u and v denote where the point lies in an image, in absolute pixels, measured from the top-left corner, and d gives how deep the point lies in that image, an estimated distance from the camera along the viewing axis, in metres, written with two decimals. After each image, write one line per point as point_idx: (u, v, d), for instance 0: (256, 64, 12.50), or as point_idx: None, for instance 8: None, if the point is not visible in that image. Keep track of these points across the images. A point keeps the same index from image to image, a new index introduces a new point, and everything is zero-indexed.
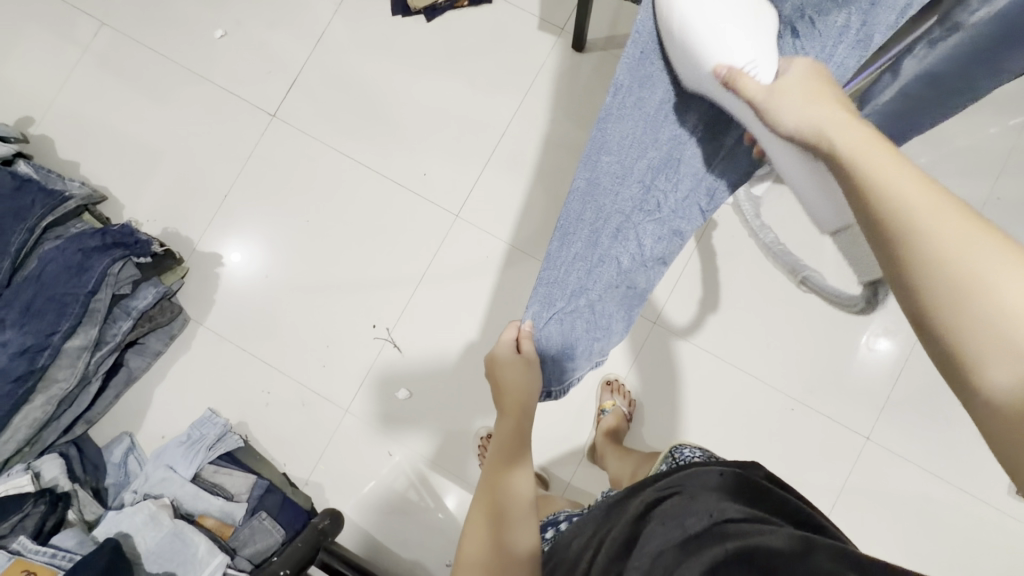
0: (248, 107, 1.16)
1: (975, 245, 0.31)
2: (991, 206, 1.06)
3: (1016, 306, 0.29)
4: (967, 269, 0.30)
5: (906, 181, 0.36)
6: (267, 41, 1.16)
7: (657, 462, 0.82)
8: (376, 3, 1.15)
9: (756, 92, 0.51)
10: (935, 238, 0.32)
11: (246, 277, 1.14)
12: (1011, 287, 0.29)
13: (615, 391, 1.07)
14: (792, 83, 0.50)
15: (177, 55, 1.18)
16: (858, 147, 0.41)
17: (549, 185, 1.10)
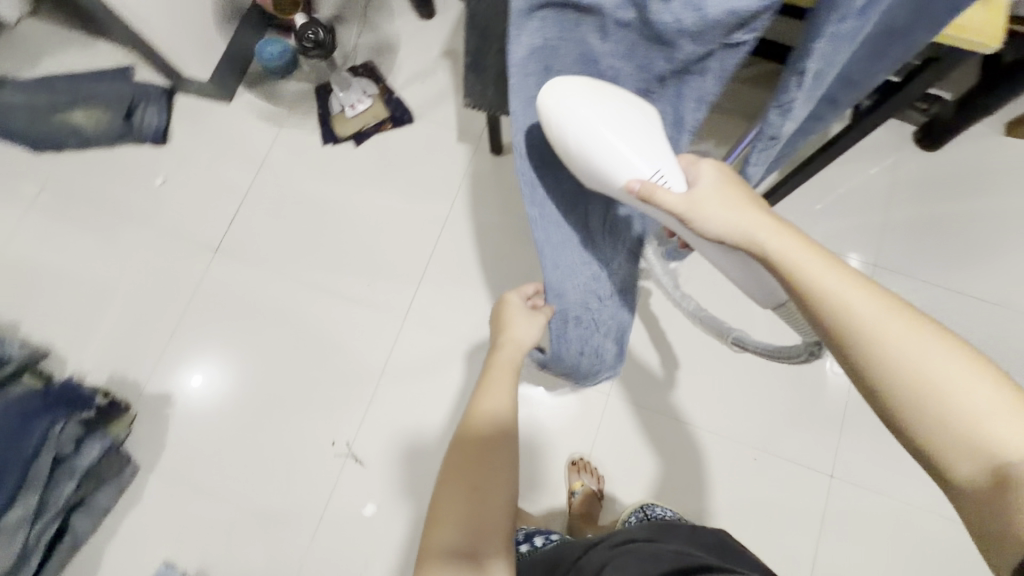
0: (192, 244, 1.20)
1: (944, 365, 0.40)
2: (887, 237, 1.17)
3: (1002, 431, 0.37)
4: (933, 380, 0.40)
5: (884, 319, 0.42)
6: (207, 181, 1.23)
7: (628, 514, 1.02)
8: (308, 136, 1.25)
9: (684, 202, 0.51)
10: (910, 365, 0.41)
11: (202, 405, 1.12)
12: (947, 378, 0.40)
13: (583, 469, 1.07)
14: (716, 193, 0.51)
15: (120, 206, 1.23)
16: (795, 250, 0.47)
17: (488, 277, 1.16)
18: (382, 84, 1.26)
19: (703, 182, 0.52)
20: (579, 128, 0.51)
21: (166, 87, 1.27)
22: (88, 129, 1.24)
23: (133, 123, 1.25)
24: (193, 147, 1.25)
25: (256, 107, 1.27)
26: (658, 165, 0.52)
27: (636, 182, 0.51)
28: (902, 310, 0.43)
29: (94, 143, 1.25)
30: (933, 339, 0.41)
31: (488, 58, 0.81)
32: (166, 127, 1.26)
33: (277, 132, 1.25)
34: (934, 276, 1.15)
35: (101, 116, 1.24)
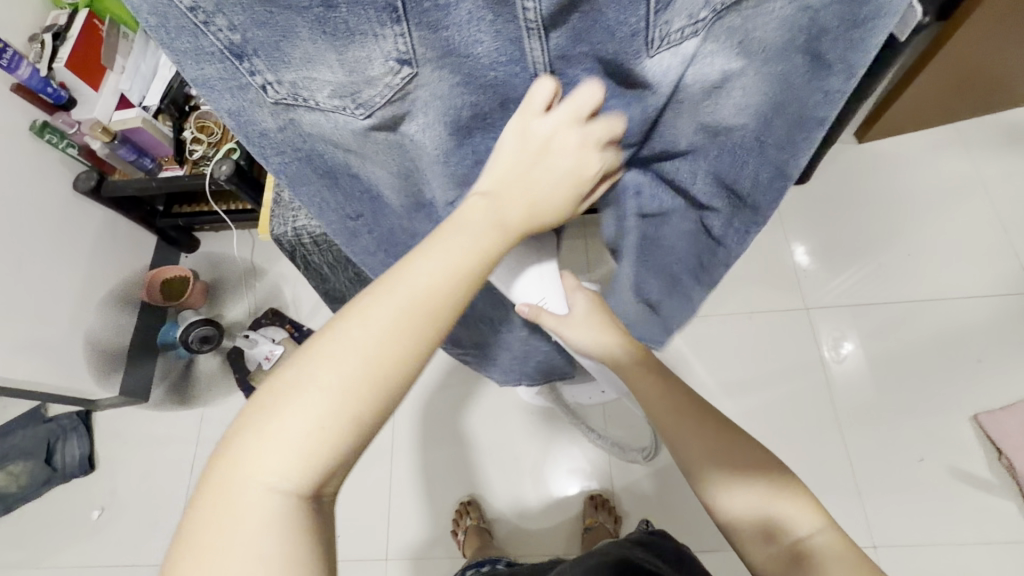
0: (147, 568, 1.11)
1: (737, 456, 0.47)
2: (807, 274, 1.19)
3: (793, 520, 0.44)
4: (725, 471, 0.46)
5: (680, 408, 0.50)
6: (146, 492, 1.17)
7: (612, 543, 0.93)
8: (232, 404, 1.22)
9: (558, 323, 0.55)
10: (722, 462, 0.46)
11: None
12: (754, 476, 0.46)
13: (599, 506, 1.04)
14: (585, 318, 0.56)
15: (62, 556, 1.14)
16: (641, 373, 0.52)
17: (454, 474, 1.13)
18: (288, 324, 1.26)
19: (579, 308, 0.56)
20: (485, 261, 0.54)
21: (80, 411, 1.24)
22: (9, 487, 1.18)
23: (55, 463, 1.20)
24: (123, 460, 1.20)
25: (173, 394, 1.24)
26: (543, 293, 0.55)
27: (525, 306, 0.56)
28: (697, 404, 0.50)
29: (20, 501, 1.18)
30: (729, 435, 0.48)
31: None
32: (90, 453, 1.21)
33: (202, 412, 1.22)
34: (869, 293, 1.15)
35: (21, 469, 1.19)
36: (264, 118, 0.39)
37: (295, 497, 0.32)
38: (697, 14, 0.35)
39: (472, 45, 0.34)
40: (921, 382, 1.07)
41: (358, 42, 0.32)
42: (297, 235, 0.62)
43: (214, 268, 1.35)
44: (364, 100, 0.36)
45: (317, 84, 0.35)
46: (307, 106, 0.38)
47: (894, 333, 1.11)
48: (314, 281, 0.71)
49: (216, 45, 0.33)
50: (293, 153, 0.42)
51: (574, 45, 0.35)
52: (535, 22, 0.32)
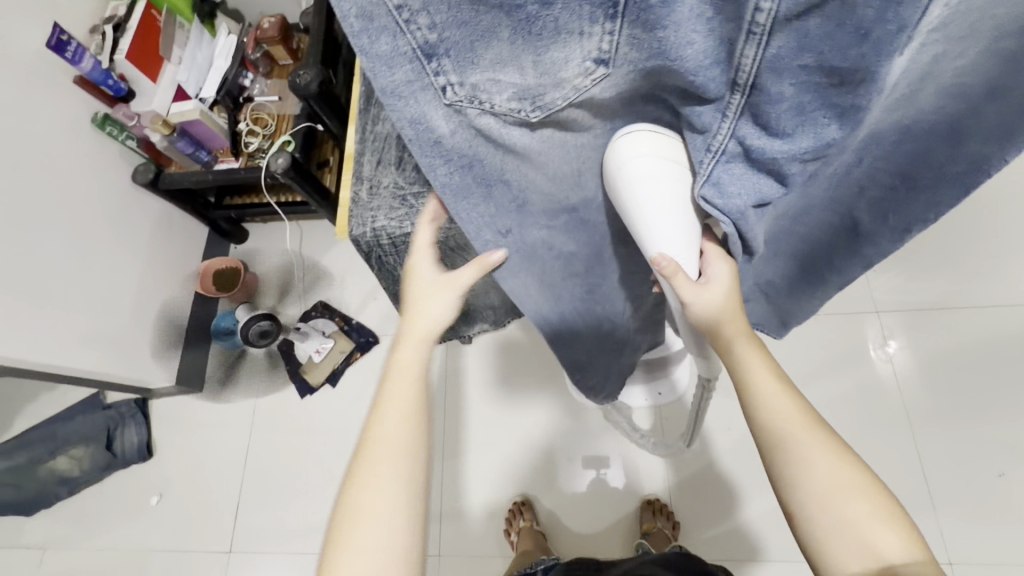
0: (205, 555, 1.14)
1: (842, 471, 0.44)
2: (874, 277, 1.15)
3: (890, 549, 0.41)
4: (829, 477, 0.44)
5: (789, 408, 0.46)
6: (202, 480, 1.20)
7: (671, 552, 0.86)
8: (285, 396, 1.23)
9: (693, 291, 0.45)
10: (823, 468, 0.44)
11: None
12: (857, 495, 0.43)
13: (657, 511, 1.02)
14: (720, 300, 0.46)
15: (124, 540, 1.18)
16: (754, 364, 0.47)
17: (506, 473, 1.12)
18: (339, 317, 1.27)
19: (717, 283, 0.47)
20: (637, 174, 0.41)
21: (137, 399, 1.27)
22: (73, 471, 1.22)
23: (115, 449, 1.23)
24: (179, 448, 1.23)
25: (226, 385, 1.26)
26: (687, 248, 0.44)
27: (662, 258, 0.44)
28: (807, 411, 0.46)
29: (82, 484, 1.22)
30: (836, 446, 0.44)
31: None
32: (148, 440, 1.23)
33: (255, 403, 1.23)
34: (943, 297, 1.10)
35: (84, 454, 1.23)
36: (438, 129, 0.39)
37: (409, 488, 0.46)
38: (954, 1, 0.30)
39: (697, 57, 0.32)
40: (994, 391, 1.03)
41: (561, 40, 0.33)
42: (376, 235, 0.60)
43: (263, 259, 1.35)
44: (545, 102, 0.37)
45: (497, 85, 0.36)
46: (480, 111, 0.37)
47: (962, 340, 1.07)
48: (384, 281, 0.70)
49: (411, 45, 0.34)
50: (455, 163, 0.42)
51: (796, 54, 0.32)
52: (763, 24, 0.30)
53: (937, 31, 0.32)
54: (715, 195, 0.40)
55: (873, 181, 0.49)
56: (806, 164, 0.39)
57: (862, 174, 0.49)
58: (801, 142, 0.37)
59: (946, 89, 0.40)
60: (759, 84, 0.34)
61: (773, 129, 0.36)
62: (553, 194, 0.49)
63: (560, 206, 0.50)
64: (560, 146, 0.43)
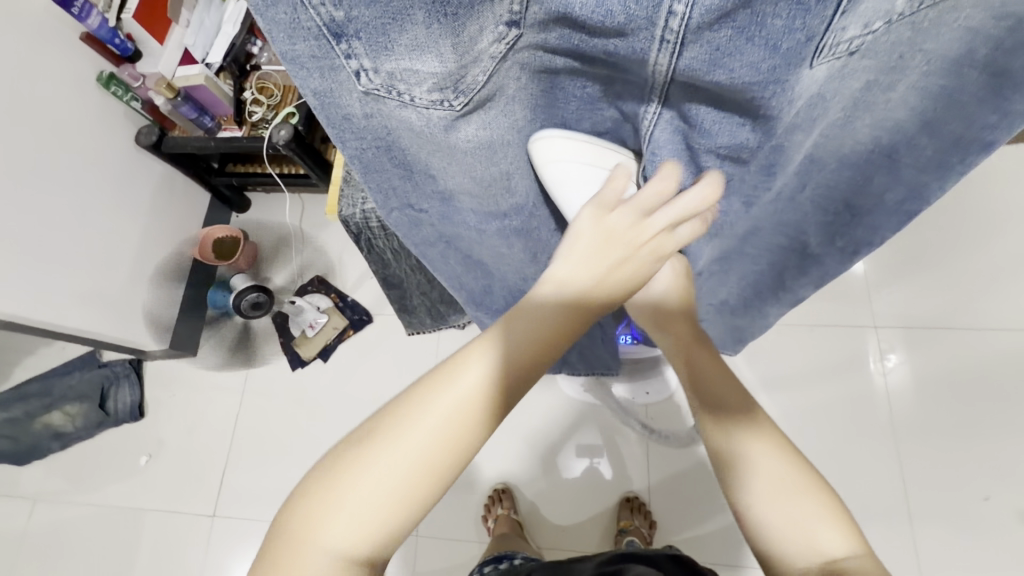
0: (191, 518, 1.16)
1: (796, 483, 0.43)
2: (874, 289, 1.13)
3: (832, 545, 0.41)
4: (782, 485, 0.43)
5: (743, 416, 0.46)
6: (191, 445, 1.21)
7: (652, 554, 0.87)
8: (276, 367, 1.24)
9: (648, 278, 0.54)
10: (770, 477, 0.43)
11: None
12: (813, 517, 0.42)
13: (636, 509, 1.02)
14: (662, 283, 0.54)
15: (112, 496, 1.20)
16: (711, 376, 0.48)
17: (488, 458, 1.12)
18: (334, 293, 1.27)
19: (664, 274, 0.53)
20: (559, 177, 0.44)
21: (131, 361, 1.28)
22: (67, 427, 1.25)
23: (108, 408, 1.26)
24: (171, 412, 1.24)
25: (219, 353, 1.27)
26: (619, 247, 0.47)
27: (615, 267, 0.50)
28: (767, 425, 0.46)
29: (74, 440, 1.25)
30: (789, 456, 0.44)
31: (414, 301, 0.80)
32: (140, 402, 1.25)
33: (247, 372, 1.25)
34: (944, 317, 1.09)
35: (78, 411, 1.26)
36: (349, 107, 0.36)
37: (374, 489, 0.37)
38: (872, 22, 0.30)
39: (591, 43, 0.31)
40: (987, 413, 1.02)
41: (476, 12, 0.30)
42: (365, 218, 0.59)
43: (262, 230, 1.35)
44: (467, 85, 0.34)
45: (416, 77, 0.33)
46: (399, 101, 0.35)
47: (958, 361, 1.06)
48: (374, 265, 0.69)
49: (315, 21, 0.30)
50: (372, 142, 0.39)
51: (710, 68, 0.32)
52: (676, 32, 0.29)
53: (856, 53, 0.32)
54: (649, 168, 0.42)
55: (815, 195, 0.49)
56: (722, 160, 0.41)
57: (799, 191, 0.49)
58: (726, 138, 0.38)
59: (877, 122, 0.41)
60: (672, 90, 0.34)
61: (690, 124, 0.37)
62: (476, 200, 0.48)
63: (491, 212, 0.50)
64: (493, 153, 0.43)
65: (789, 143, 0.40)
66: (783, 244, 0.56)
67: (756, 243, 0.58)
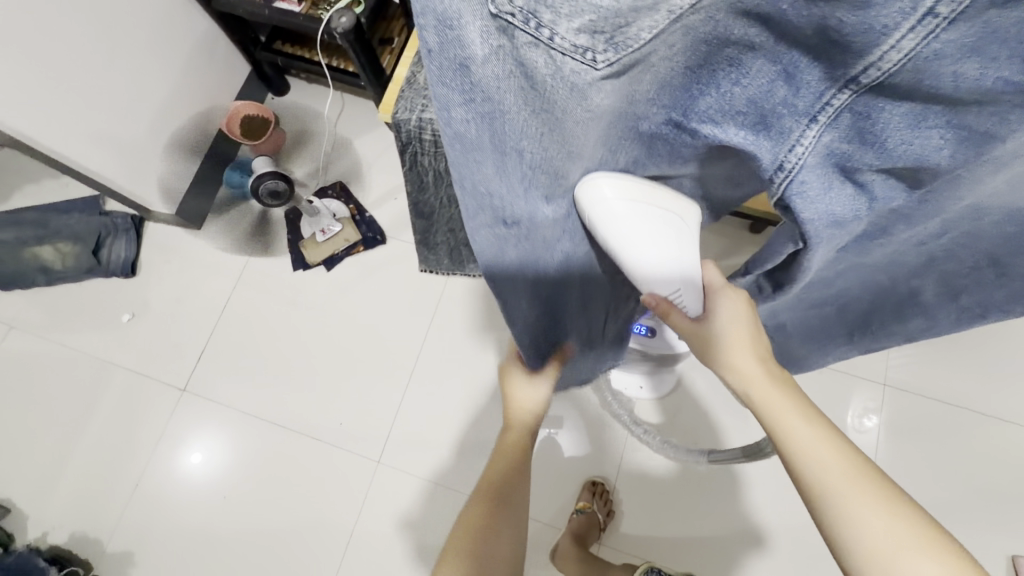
0: (159, 386, 1.15)
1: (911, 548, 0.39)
2: (897, 352, 1.09)
3: None
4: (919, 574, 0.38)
5: (837, 463, 0.43)
6: (176, 315, 1.19)
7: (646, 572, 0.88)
8: (278, 263, 1.20)
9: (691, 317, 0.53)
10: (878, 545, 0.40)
11: (177, 512, 1.08)
12: None
13: (597, 493, 1.02)
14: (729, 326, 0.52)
15: (87, 345, 1.19)
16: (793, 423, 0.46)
17: (466, 409, 1.10)
18: (353, 204, 1.22)
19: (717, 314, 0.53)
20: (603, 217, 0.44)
21: (134, 216, 1.24)
22: (56, 265, 1.23)
23: (101, 257, 1.23)
24: (163, 279, 1.22)
25: (225, 233, 1.23)
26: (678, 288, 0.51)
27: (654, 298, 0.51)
28: (861, 460, 0.44)
29: (60, 279, 1.22)
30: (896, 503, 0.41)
31: (438, 237, 0.75)
32: (134, 259, 1.22)
33: (247, 259, 1.21)
34: (952, 395, 1.07)
35: (70, 251, 1.23)
36: (467, 50, 0.28)
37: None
38: None
39: (804, 12, 0.25)
40: (964, 503, 1.01)
41: None
42: (420, 126, 0.54)
43: (295, 120, 1.28)
44: (629, 31, 0.26)
45: (572, 6, 0.25)
46: (532, 39, 0.27)
47: (952, 444, 1.05)
48: (409, 188, 0.63)
49: None
50: (479, 110, 0.31)
51: (956, 60, 0.25)
52: (944, 11, 0.22)
53: None
54: (797, 204, 0.35)
55: (954, 243, 0.45)
56: (885, 177, 0.34)
57: (935, 237, 0.45)
58: (834, 204, 0.35)
59: None
60: (879, 84, 0.27)
61: (842, 159, 0.33)
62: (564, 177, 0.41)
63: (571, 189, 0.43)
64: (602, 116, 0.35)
65: (967, 178, 0.34)
66: (876, 278, 0.54)
67: (849, 278, 0.55)
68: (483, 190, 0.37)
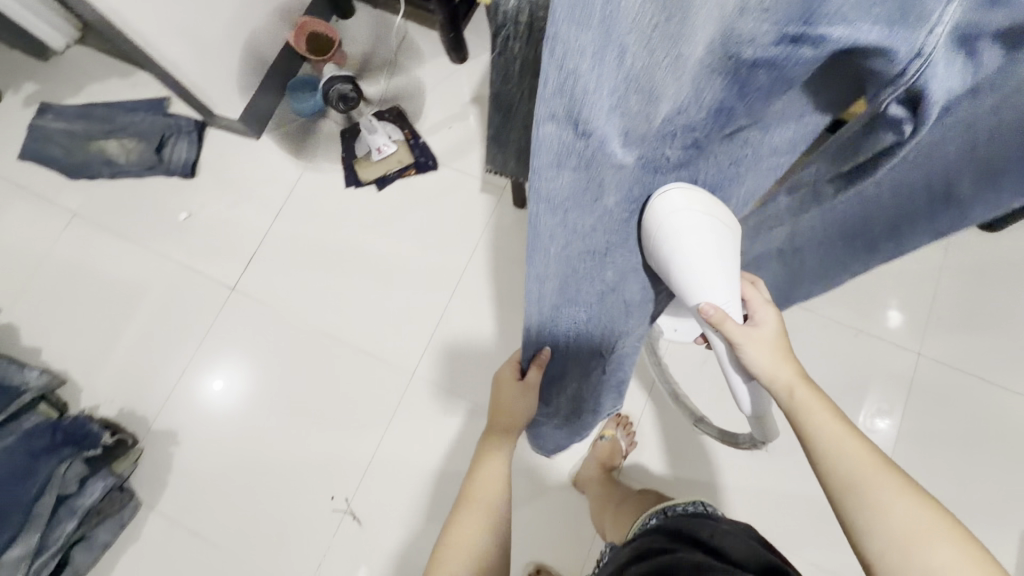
0: (210, 283, 1.20)
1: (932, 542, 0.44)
2: (934, 324, 1.09)
3: None
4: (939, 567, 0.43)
5: (866, 466, 0.49)
6: (230, 217, 1.24)
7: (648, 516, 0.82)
8: (332, 178, 1.24)
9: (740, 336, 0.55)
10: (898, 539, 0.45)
11: (218, 409, 1.13)
12: None
13: (620, 423, 1.07)
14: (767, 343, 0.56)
15: (145, 238, 1.24)
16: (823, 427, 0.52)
17: (501, 334, 1.14)
18: (409, 128, 1.24)
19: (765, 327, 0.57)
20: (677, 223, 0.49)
21: (197, 121, 1.28)
22: (120, 159, 1.27)
23: (163, 155, 1.27)
24: (220, 183, 1.26)
25: (283, 145, 1.26)
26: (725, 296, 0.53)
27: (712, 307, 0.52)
28: (887, 464, 0.49)
29: (123, 173, 1.27)
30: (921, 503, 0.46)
31: (512, 138, 0.78)
32: (194, 161, 1.27)
33: (301, 172, 1.25)
34: (986, 370, 1.07)
35: (134, 148, 1.27)
36: None
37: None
38: None
39: None
40: (984, 476, 1.02)
41: None
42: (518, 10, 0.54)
43: (358, 41, 1.30)
44: None
45: None
46: None
47: (981, 418, 1.05)
48: (494, 75, 0.67)
49: None
50: None
51: None
52: None
53: None
54: (924, 77, 0.36)
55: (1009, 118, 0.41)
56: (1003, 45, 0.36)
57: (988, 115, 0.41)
58: (954, 74, 0.37)
59: None
60: None
61: (973, 23, 0.34)
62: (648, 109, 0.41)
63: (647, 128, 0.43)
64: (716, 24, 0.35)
65: None
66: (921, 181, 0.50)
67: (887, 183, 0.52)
68: (577, 82, 0.37)
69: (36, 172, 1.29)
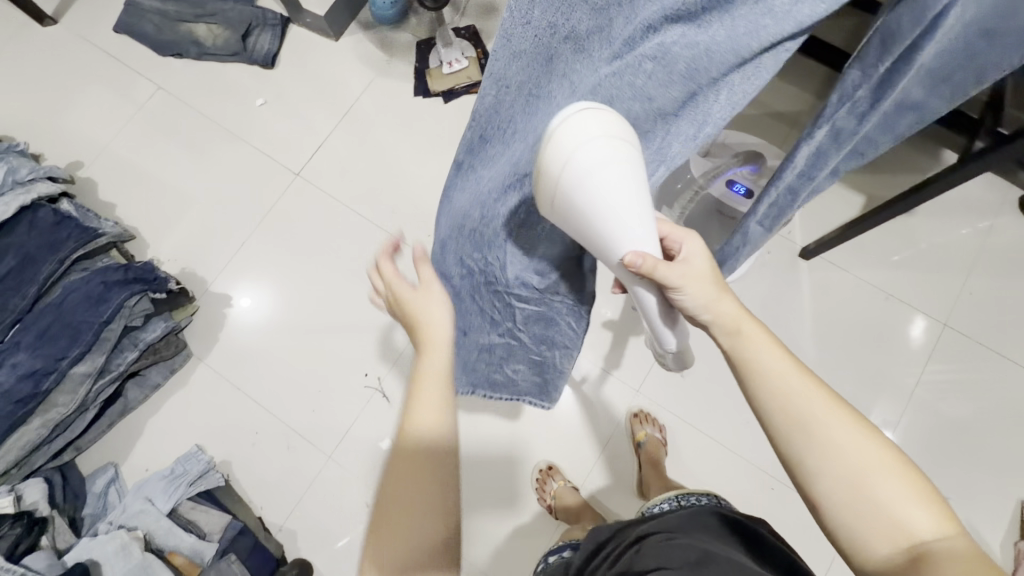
0: (277, 167, 1.27)
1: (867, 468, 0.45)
2: (964, 301, 1.12)
3: (914, 520, 0.43)
4: (871, 493, 0.44)
5: (811, 405, 0.47)
6: (302, 110, 1.30)
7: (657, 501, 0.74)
8: (402, 86, 1.30)
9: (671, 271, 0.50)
10: (831, 469, 0.46)
11: (251, 323, 1.19)
12: (905, 510, 0.43)
13: (647, 420, 1.10)
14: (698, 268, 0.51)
15: (221, 118, 1.32)
16: (770, 359, 0.50)
17: None
18: (481, 49, 1.29)
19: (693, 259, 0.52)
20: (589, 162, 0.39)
21: (283, 16, 1.35)
22: (207, 42, 1.35)
23: (247, 44, 1.34)
24: (296, 77, 1.32)
25: (360, 50, 1.32)
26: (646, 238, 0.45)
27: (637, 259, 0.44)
28: (831, 399, 0.48)
29: (208, 56, 1.35)
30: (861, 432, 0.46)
31: None
32: (275, 53, 1.33)
33: (374, 76, 1.31)
34: (1010, 350, 1.09)
35: (221, 33, 1.35)
36: None
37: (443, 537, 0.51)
38: None
39: None
40: (989, 448, 1.06)
41: None
42: None
43: None
44: None
45: None
46: None
47: (996, 394, 1.08)
48: None
49: None
50: None
51: None
52: None
53: None
54: None
55: None
56: None
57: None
58: None
59: None
60: None
61: None
62: None
63: None
64: None
65: None
66: None
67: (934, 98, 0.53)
68: None
69: (128, 44, 1.38)
